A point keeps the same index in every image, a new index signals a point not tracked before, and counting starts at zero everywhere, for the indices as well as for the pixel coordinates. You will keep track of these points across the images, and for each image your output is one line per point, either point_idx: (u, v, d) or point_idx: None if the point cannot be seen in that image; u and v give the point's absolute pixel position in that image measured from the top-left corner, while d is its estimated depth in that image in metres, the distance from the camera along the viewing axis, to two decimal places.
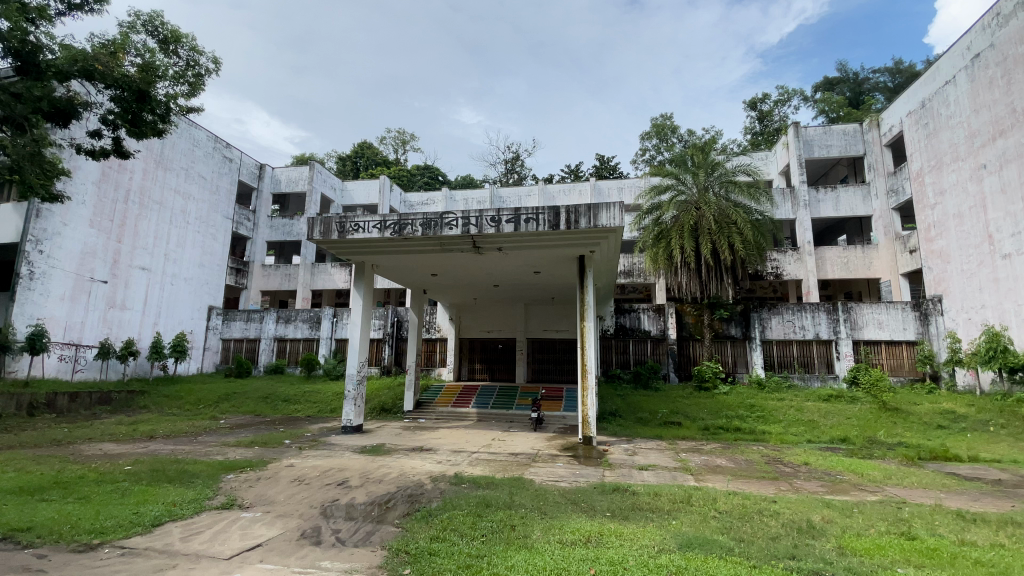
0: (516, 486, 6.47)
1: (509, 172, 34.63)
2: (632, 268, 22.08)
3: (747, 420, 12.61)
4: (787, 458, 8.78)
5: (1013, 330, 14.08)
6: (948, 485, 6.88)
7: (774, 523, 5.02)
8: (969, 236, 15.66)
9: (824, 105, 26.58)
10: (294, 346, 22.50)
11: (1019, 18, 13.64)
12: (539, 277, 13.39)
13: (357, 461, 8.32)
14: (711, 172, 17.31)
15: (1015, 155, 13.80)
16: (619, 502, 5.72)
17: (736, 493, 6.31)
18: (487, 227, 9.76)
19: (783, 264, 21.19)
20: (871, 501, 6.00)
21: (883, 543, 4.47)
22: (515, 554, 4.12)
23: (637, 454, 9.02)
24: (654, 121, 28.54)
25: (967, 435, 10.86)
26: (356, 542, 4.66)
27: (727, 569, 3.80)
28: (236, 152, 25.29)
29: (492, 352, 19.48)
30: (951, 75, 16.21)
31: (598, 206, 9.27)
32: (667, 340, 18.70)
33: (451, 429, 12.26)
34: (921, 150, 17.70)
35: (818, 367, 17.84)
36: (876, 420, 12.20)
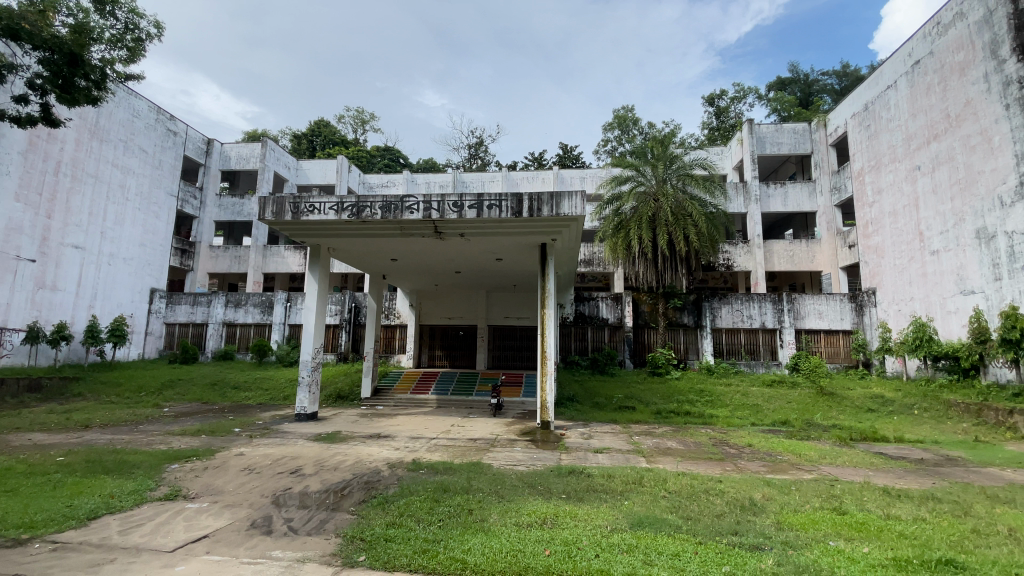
0: (473, 470, 6.50)
1: (472, 158, 34.28)
2: (592, 256, 22.47)
3: (696, 404, 13.20)
4: (733, 440, 9.25)
5: (937, 321, 15.27)
6: (875, 464, 7.45)
7: (719, 501, 5.29)
8: (902, 233, 16.79)
9: (777, 104, 27.74)
10: (245, 331, 21.69)
11: (956, 28, 14.47)
12: (501, 264, 13.38)
13: (312, 449, 8.14)
14: (669, 164, 17.69)
15: (947, 158, 14.81)
16: (575, 484, 5.86)
17: (685, 473, 6.58)
18: (449, 212, 9.63)
19: (734, 256, 22.06)
20: (807, 479, 6.45)
21: (817, 518, 4.80)
22: (472, 537, 4.16)
23: (592, 438, 9.27)
24: (616, 113, 28.90)
25: (892, 417, 11.79)
26: (310, 531, 4.57)
27: (676, 547, 3.97)
28: (181, 125, 23.78)
29: (452, 339, 19.38)
30: (893, 80, 17.16)
31: (561, 194, 9.30)
32: (623, 328, 19.21)
33: (410, 416, 12.19)
34: (863, 150, 18.77)
35: (763, 354, 18.81)
36: (814, 404, 13.04)
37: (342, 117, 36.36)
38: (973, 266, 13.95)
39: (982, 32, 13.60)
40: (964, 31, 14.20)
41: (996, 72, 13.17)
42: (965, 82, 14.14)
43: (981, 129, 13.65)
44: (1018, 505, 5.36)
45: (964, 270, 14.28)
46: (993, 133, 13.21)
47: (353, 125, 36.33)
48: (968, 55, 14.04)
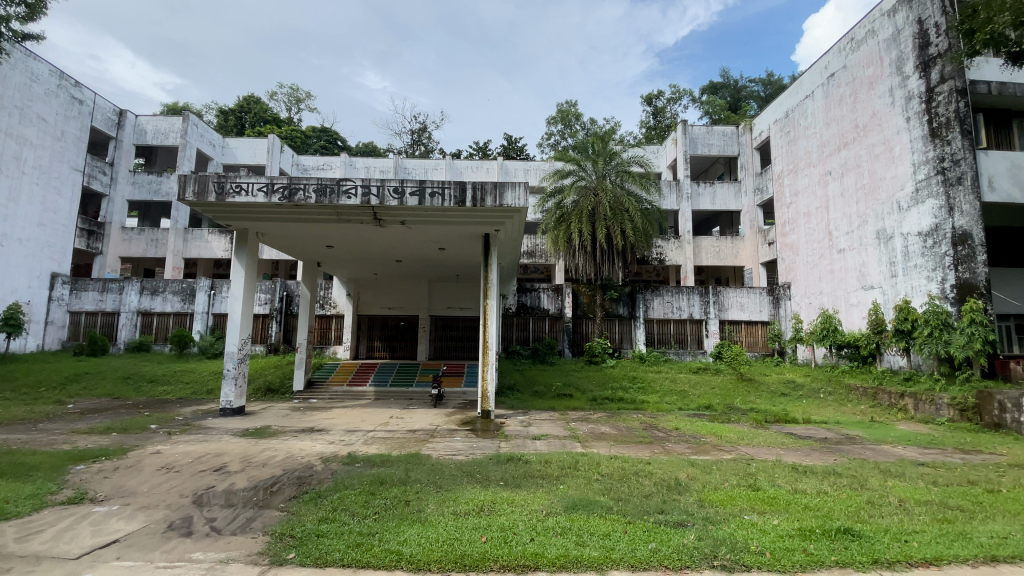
0: (412, 462, 6.44)
1: (414, 144, 33.52)
2: (534, 248, 22.75)
3: (629, 391, 13.81)
4: (662, 424, 9.77)
5: (842, 313, 16.86)
6: (786, 443, 8.15)
7: (648, 482, 5.59)
8: (814, 233, 18.32)
9: (709, 107, 29.21)
10: (163, 321, 20.09)
11: (867, 45, 15.81)
12: (443, 253, 13.24)
13: (238, 446, 7.71)
14: (609, 160, 18.18)
15: (854, 165, 16.27)
16: (513, 471, 5.96)
17: (617, 457, 6.88)
18: (389, 198, 9.36)
19: (666, 251, 23.12)
20: (727, 459, 6.94)
21: (735, 494, 5.19)
22: (408, 528, 4.13)
23: (531, 425, 9.45)
24: (560, 107, 29.28)
25: (802, 401, 12.92)
26: (235, 530, 4.34)
27: (607, 528, 4.15)
28: (89, 93, 21.43)
29: (392, 330, 18.99)
30: (811, 89, 18.52)
31: (504, 184, 9.30)
32: (563, 319, 19.66)
33: (346, 409, 11.84)
34: (783, 155, 20.23)
35: (691, 343, 19.93)
36: (734, 389, 14.04)
37: (274, 94, 34.27)
38: (873, 264, 15.48)
39: (889, 50, 14.86)
40: (874, 48, 15.49)
41: (899, 87, 14.48)
42: (873, 96, 15.52)
43: (885, 139, 15.04)
44: (905, 478, 6.07)
45: (865, 268, 15.82)
46: (895, 144, 14.60)
47: (286, 103, 34.36)
48: (877, 70, 15.36)
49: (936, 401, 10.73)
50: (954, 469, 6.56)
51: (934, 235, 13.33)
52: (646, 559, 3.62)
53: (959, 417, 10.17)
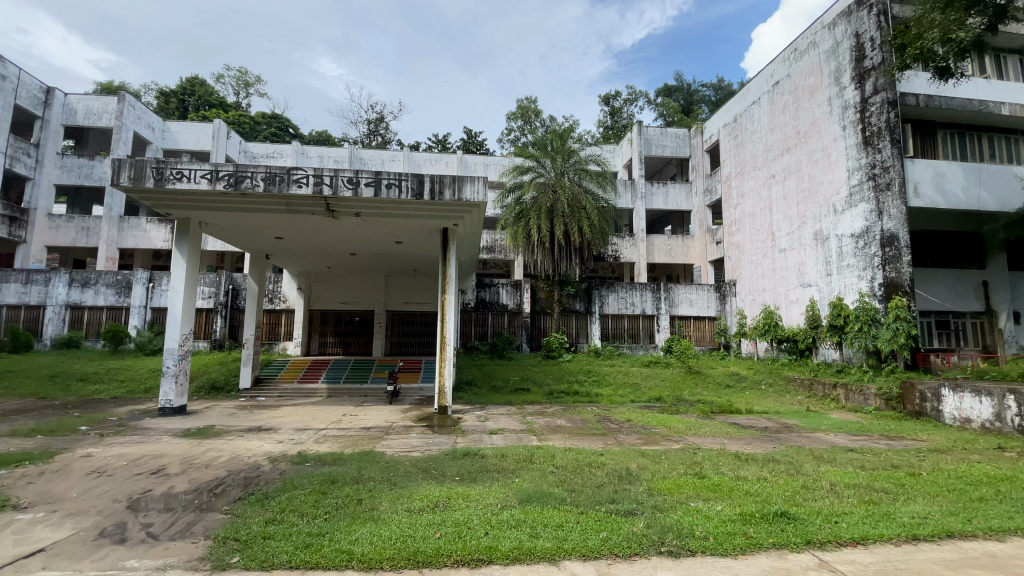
0: (365, 459, 6.32)
1: (371, 134, 32.68)
2: (493, 243, 22.75)
3: (585, 384, 14.11)
4: (615, 416, 10.02)
5: (782, 310, 17.84)
6: (730, 433, 8.56)
7: (600, 472, 5.74)
8: (758, 233, 19.25)
9: (663, 109, 30.07)
10: (95, 315, 18.75)
11: (808, 56, 16.72)
12: (400, 247, 13.02)
13: (179, 446, 7.32)
14: (567, 158, 18.38)
15: (796, 169, 17.18)
16: (468, 466, 5.95)
17: (571, 449, 7.00)
18: (344, 189, 9.08)
19: (621, 248, 23.69)
20: (675, 449, 7.21)
21: (682, 482, 5.42)
22: (360, 527, 4.06)
23: (488, 420, 9.47)
24: (519, 103, 29.34)
25: (745, 392, 13.58)
26: (173, 535, 4.12)
27: (560, 519, 4.23)
28: (11, 67, 19.62)
29: (346, 325, 18.52)
30: (758, 96, 19.41)
31: (463, 178, 9.22)
32: (521, 314, 19.78)
33: (297, 407, 11.46)
34: (731, 157, 21.13)
35: (643, 337, 20.54)
36: (683, 381, 14.63)
37: (220, 77, 32.51)
38: (811, 263, 16.44)
39: (829, 61, 15.76)
40: (815, 59, 16.39)
41: (837, 97, 15.39)
42: (813, 104, 16.42)
43: (823, 146, 15.98)
44: (837, 463, 6.51)
45: (804, 267, 16.79)
46: (832, 150, 15.53)
47: (233, 87, 32.68)
48: (817, 80, 16.26)
49: (865, 391, 11.54)
50: (879, 454, 7.08)
51: (865, 236, 14.29)
52: (597, 548, 3.72)
53: (884, 406, 10.98)
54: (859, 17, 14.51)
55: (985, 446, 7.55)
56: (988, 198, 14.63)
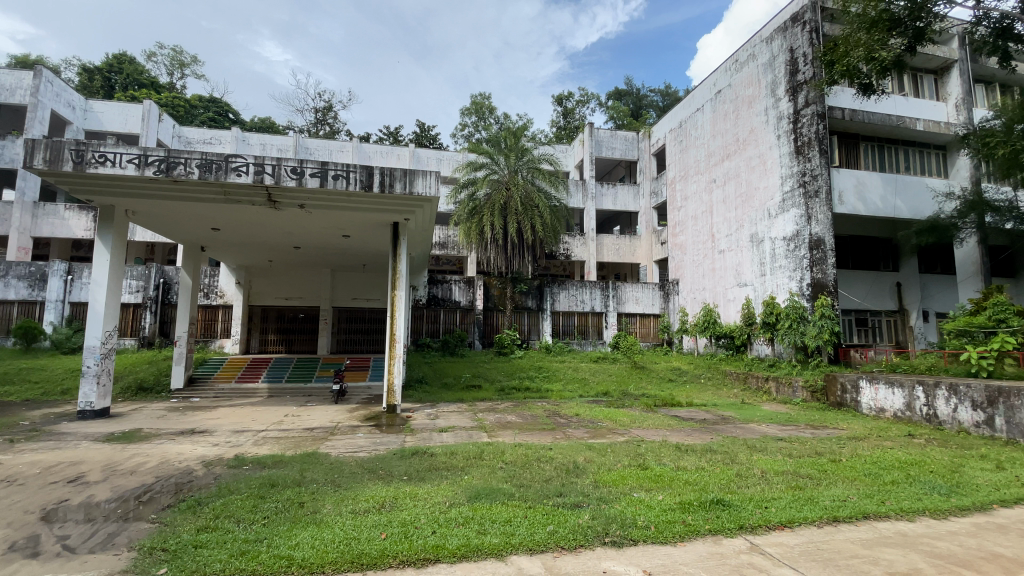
0: (308, 461, 6.10)
1: (318, 124, 31.49)
2: (446, 239, 22.56)
3: (535, 380, 14.30)
4: (564, 411, 10.21)
5: (720, 308, 18.77)
6: (672, 425, 8.93)
7: (548, 467, 5.83)
8: (700, 234, 20.14)
9: (614, 112, 30.85)
10: (4, 310, 17.04)
11: (747, 67, 17.63)
12: (348, 241, 12.65)
13: (101, 452, 6.78)
14: (520, 156, 18.47)
15: (735, 174, 18.10)
16: (416, 465, 5.88)
17: (521, 445, 7.05)
18: (287, 178, 8.68)
19: (572, 247, 24.12)
20: (620, 442, 7.44)
21: (626, 474, 5.60)
22: (301, 531, 3.92)
23: (438, 418, 9.39)
24: (474, 99, 29.17)
25: (686, 386, 14.23)
26: (93, 547, 3.81)
27: (508, 514, 4.26)
28: None
29: (289, 322, 17.91)
30: (702, 103, 20.27)
31: (415, 172, 9.04)
32: (474, 311, 19.73)
33: (234, 408, 10.91)
34: (676, 162, 21.98)
35: (592, 333, 21.04)
36: (629, 376, 15.14)
37: (151, 55, 30.27)
38: (747, 264, 17.41)
39: (766, 74, 16.69)
40: (754, 70, 17.30)
41: (773, 107, 16.32)
42: (751, 113, 17.35)
43: (760, 153, 16.91)
44: (767, 452, 6.95)
45: (741, 267, 17.73)
46: (768, 158, 16.47)
47: (166, 66, 30.52)
48: (755, 91, 17.17)
49: (793, 384, 12.38)
50: (805, 442, 7.62)
51: (795, 240, 15.26)
52: (543, 542, 3.78)
53: (810, 398, 11.84)
54: (793, 33, 15.42)
55: (895, 433, 8.30)
56: (902, 207, 15.97)
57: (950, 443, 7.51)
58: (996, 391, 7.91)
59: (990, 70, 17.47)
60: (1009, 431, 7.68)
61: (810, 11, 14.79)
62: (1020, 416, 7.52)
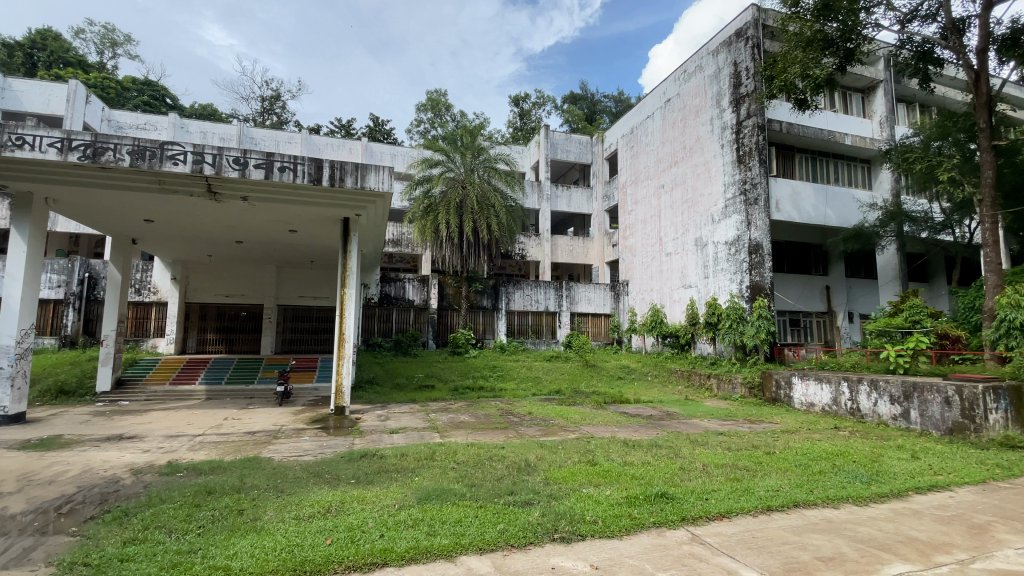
0: (249, 467, 5.84)
1: (265, 113, 30.16)
2: (400, 237, 22.20)
3: (490, 379, 14.31)
4: (517, 409, 10.29)
5: (667, 308, 19.47)
6: (621, 421, 9.18)
7: (500, 465, 5.86)
8: (649, 237, 20.82)
9: (569, 115, 31.36)
10: None
11: (695, 78, 18.38)
12: (295, 236, 12.20)
13: (13, 461, 6.20)
14: (476, 155, 18.44)
15: (682, 181, 18.83)
16: (365, 468, 5.75)
17: (473, 444, 7.03)
18: (228, 169, 8.25)
19: (527, 247, 24.30)
20: (571, 439, 7.58)
21: (575, 470, 5.72)
22: (240, 540, 3.75)
23: (389, 419, 9.22)
24: (430, 95, 28.83)
25: (634, 383, 14.67)
26: (4, 564, 3.49)
27: (458, 515, 4.25)
28: None
29: (230, 320, 17.01)
30: (652, 111, 20.95)
31: (367, 166, 8.82)
32: (428, 310, 19.49)
33: (168, 411, 10.26)
34: (627, 166, 22.62)
35: (546, 333, 21.29)
36: (581, 374, 15.43)
37: (78, 31, 27.95)
38: (691, 267, 18.17)
39: (711, 85, 17.46)
40: (701, 81, 18.06)
41: (717, 118, 17.09)
42: (698, 122, 18.10)
43: (705, 161, 17.68)
44: (708, 446, 7.29)
45: (686, 270, 18.48)
46: (712, 166, 17.25)
47: (96, 45, 28.28)
48: (702, 102, 17.93)
49: (732, 380, 13.00)
50: (742, 436, 8.03)
51: (736, 244, 16.06)
52: (493, 541, 3.79)
53: (748, 393, 12.46)
54: (737, 47, 16.21)
55: (824, 426, 8.92)
56: (832, 216, 17.12)
57: (871, 435, 8.15)
58: (912, 386, 8.65)
59: (909, 91, 19.05)
60: (922, 423, 8.42)
61: (753, 28, 15.59)
62: (932, 409, 8.26)
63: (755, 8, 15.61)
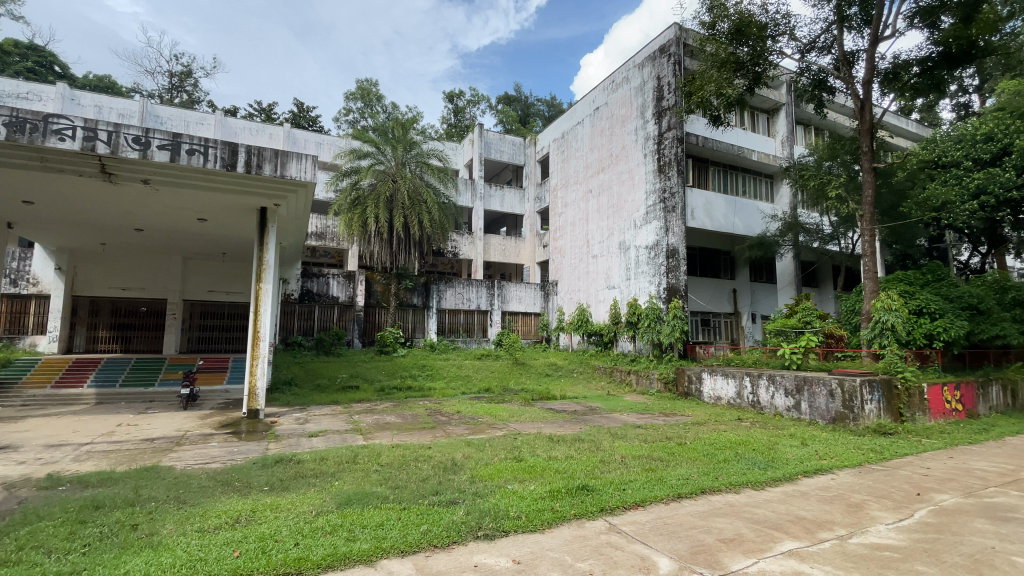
0: (147, 477, 5.32)
1: (174, 90, 27.63)
2: (324, 230, 21.26)
3: (418, 378, 14.09)
4: (445, 408, 10.21)
5: (593, 308, 20.20)
6: (546, 417, 9.41)
7: (425, 466, 5.79)
8: (577, 239, 21.48)
9: (503, 116, 31.58)
10: None
11: (622, 88, 19.19)
12: (204, 226, 11.30)
13: None
14: (408, 149, 18.07)
15: (608, 186, 19.60)
16: (280, 474, 5.45)
17: (398, 445, 6.90)
18: (127, 148, 7.46)
19: (460, 245, 24.17)
20: (498, 436, 7.65)
21: (501, 467, 5.78)
22: (133, 557, 3.41)
23: (309, 422, 8.80)
24: (360, 84, 27.82)
25: (560, 380, 15.11)
26: None
27: (380, 518, 4.14)
28: None
29: (128, 316, 15.41)
30: (582, 117, 21.61)
31: (287, 154, 8.35)
32: (354, 307, 18.79)
33: (49, 418, 9.11)
34: (558, 170, 23.19)
35: (477, 331, 21.31)
36: (510, 372, 15.63)
37: None
38: (615, 269, 18.98)
39: (637, 97, 18.31)
40: (627, 92, 18.89)
41: (641, 128, 17.96)
42: (624, 131, 18.91)
43: (629, 169, 18.51)
44: (627, 438, 7.67)
45: (610, 273, 19.28)
46: (636, 173, 18.10)
47: None
48: (628, 112, 18.75)
49: (650, 376, 13.76)
50: (657, 429, 8.52)
51: (655, 249, 17.00)
52: (415, 542, 3.74)
53: (663, 388, 13.23)
54: (661, 63, 17.12)
55: (728, 417, 9.69)
56: (740, 225, 18.59)
57: (768, 425, 8.96)
58: (802, 380, 9.61)
59: (806, 115, 21.15)
60: (810, 413, 9.39)
61: (675, 45, 16.52)
62: (819, 401, 9.25)
63: (677, 27, 16.56)
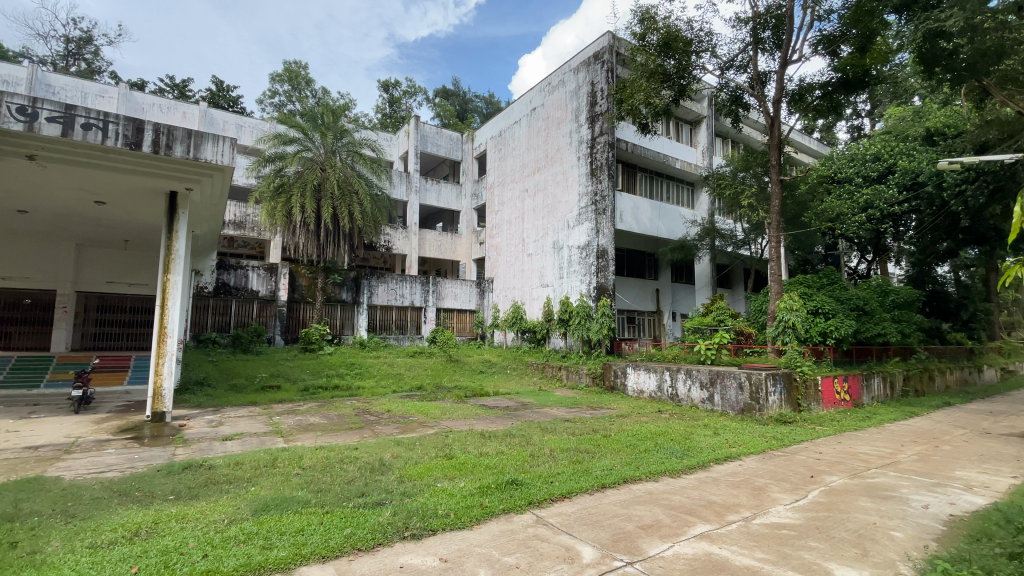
0: (28, 489, 4.73)
1: (69, 57, 24.63)
2: (243, 219, 19.94)
3: (346, 377, 13.60)
4: (374, 408, 9.92)
5: (527, 306, 20.47)
6: (479, 414, 9.42)
7: (351, 467, 5.61)
8: (513, 238, 21.69)
9: (441, 110, 31.14)
10: None
11: (558, 91, 19.58)
12: (101, 209, 10.19)
13: None
14: (338, 136, 17.32)
15: (543, 186, 19.96)
16: (189, 481, 5.06)
17: (323, 447, 6.63)
18: (7, 119, 6.55)
19: (394, 240, 23.56)
20: (428, 435, 7.56)
21: (431, 466, 5.73)
22: None
23: (223, 424, 8.22)
24: (287, 66, 26.28)
25: (494, 376, 15.20)
26: None
27: (299, 524, 3.96)
28: None
29: (7, 309, 13.59)
30: (519, 117, 21.84)
31: (201, 135, 7.74)
32: (276, 302, 17.76)
33: None
34: (495, 168, 23.29)
35: (410, 328, 20.92)
36: (444, 369, 15.50)
37: None
38: (549, 268, 19.36)
39: (571, 100, 18.77)
40: (562, 96, 19.32)
41: (576, 131, 18.43)
42: (559, 133, 19.33)
43: (564, 171, 18.96)
44: (556, 432, 7.86)
45: (544, 272, 19.65)
46: (570, 175, 18.57)
47: None
48: (563, 114, 19.17)
49: (579, 371, 14.21)
50: (585, 422, 8.81)
51: (587, 249, 17.55)
52: (338, 547, 3.63)
53: (591, 382, 13.70)
54: (595, 69, 17.69)
55: (650, 410, 10.21)
56: (663, 228, 19.64)
57: (686, 417, 9.55)
58: (716, 374, 10.33)
59: (725, 128, 22.73)
60: (722, 405, 10.13)
61: (608, 53, 17.12)
62: (730, 393, 9.98)
63: (611, 35, 17.17)
